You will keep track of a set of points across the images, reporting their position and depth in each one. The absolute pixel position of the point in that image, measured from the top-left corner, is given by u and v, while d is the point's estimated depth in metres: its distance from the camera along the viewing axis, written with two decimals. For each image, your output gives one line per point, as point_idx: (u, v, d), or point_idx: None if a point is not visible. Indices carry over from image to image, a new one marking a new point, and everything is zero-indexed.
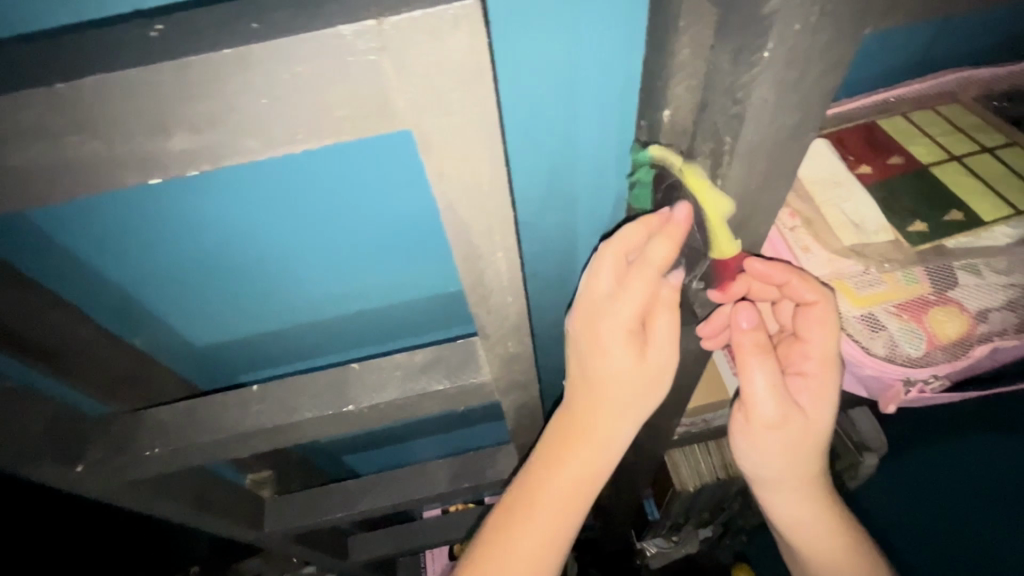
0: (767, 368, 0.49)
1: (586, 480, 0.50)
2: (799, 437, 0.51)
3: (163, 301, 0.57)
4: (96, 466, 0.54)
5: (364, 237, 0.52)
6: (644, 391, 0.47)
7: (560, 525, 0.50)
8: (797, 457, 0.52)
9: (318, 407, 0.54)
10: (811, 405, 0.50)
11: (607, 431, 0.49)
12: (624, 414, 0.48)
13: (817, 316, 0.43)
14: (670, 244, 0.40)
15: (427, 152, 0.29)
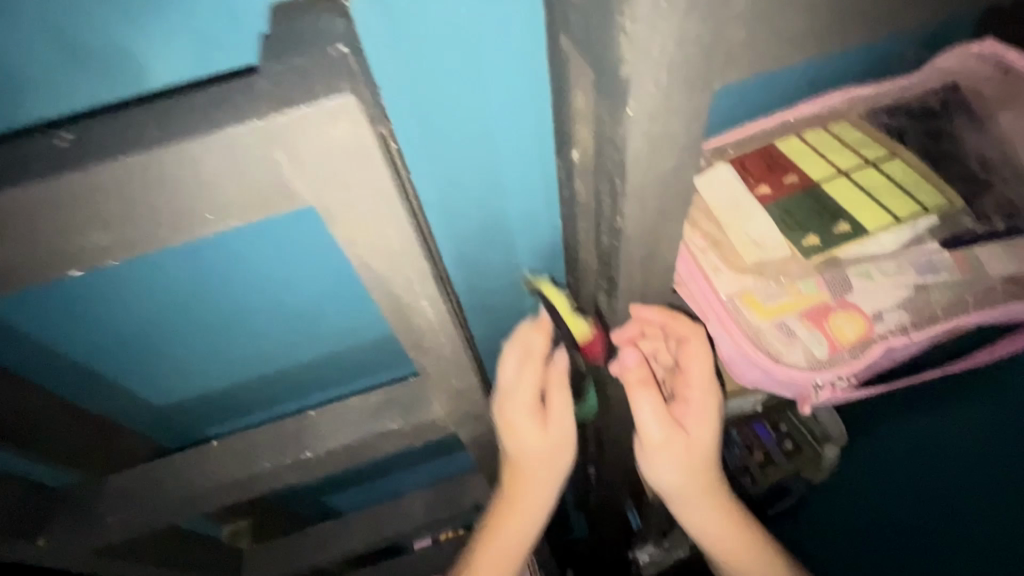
0: (652, 398, 0.52)
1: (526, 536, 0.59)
2: (690, 456, 0.53)
3: (115, 370, 0.58)
4: (57, 539, 0.54)
5: (303, 292, 0.54)
6: (554, 455, 0.56)
7: (506, 571, 0.59)
8: (694, 475, 0.54)
9: (276, 457, 0.56)
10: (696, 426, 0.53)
11: (528, 492, 0.58)
12: (542, 477, 0.57)
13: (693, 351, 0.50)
14: (542, 335, 0.54)
15: (333, 222, 0.32)
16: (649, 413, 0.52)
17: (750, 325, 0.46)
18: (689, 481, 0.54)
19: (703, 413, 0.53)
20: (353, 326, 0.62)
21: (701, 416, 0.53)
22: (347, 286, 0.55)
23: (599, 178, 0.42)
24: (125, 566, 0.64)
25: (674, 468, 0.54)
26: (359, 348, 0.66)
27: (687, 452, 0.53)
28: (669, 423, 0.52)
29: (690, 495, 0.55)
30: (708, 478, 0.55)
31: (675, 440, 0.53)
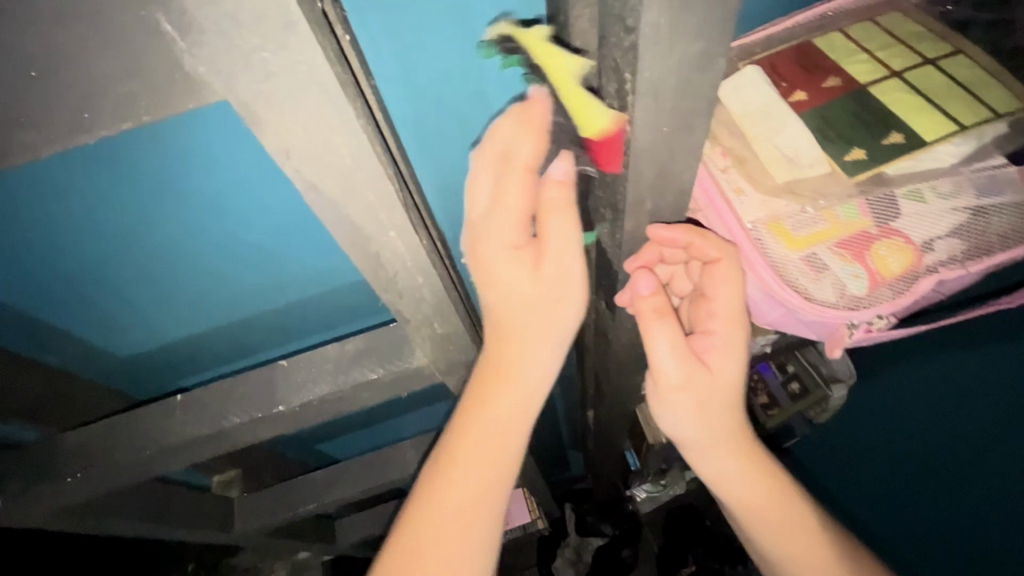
0: (669, 330, 0.46)
1: (513, 425, 0.47)
2: (709, 395, 0.49)
3: (60, 317, 0.52)
4: (18, 497, 0.51)
5: (258, 228, 0.47)
6: (552, 307, 0.44)
7: (487, 471, 0.47)
8: (711, 414, 0.50)
9: (246, 412, 0.51)
10: (719, 360, 0.47)
11: (523, 364, 0.46)
12: (539, 341, 0.45)
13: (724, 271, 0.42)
14: (532, 139, 0.36)
15: (258, 126, 0.24)
16: (665, 347, 0.46)
17: (778, 258, 0.39)
18: (706, 423, 0.50)
19: (727, 346, 0.47)
20: (322, 268, 0.55)
21: (726, 350, 0.47)
22: (306, 223, 0.48)
23: (602, 77, 0.34)
24: (102, 522, 0.61)
25: (690, 407, 0.49)
26: (332, 293, 0.60)
27: (706, 389, 0.48)
28: (687, 358, 0.47)
29: (706, 437, 0.51)
30: (727, 418, 0.50)
31: (693, 377, 0.47)
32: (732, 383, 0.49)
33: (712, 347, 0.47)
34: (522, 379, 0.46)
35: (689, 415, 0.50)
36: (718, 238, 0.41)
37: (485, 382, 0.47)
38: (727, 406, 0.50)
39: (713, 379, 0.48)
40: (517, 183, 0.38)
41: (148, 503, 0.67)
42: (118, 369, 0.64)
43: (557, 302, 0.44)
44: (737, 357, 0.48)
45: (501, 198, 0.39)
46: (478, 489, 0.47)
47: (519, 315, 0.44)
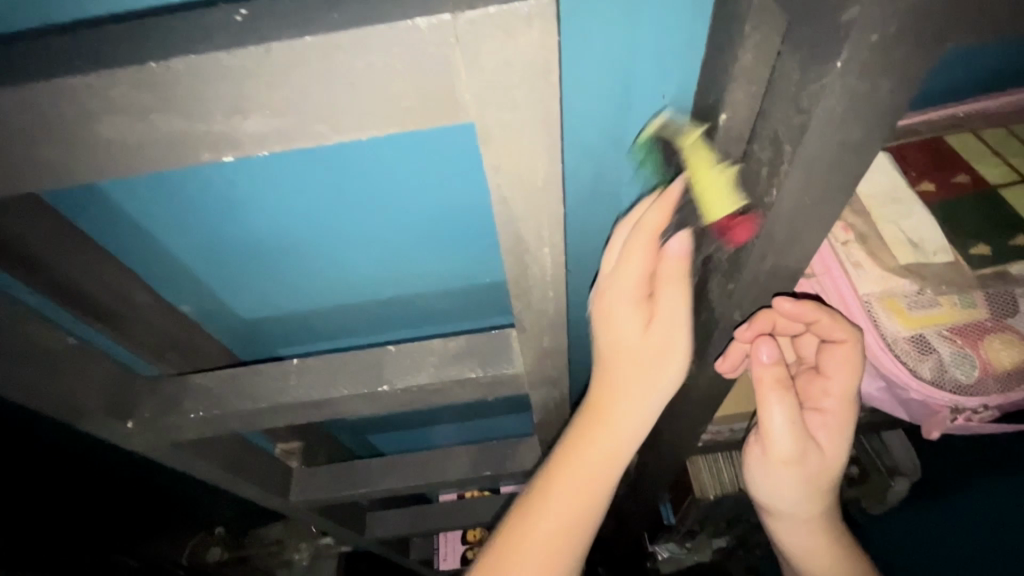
0: (787, 404, 0.52)
1: (627, 438, 0.51)
2: (812, 472, 0.54)
3: (211, 272, 0.60)
4: (145, 424, 0.56)
5: (412, 224, 0.54)
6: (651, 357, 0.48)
7: (602, 479, 0.51)
8: (808, 489, 0.55)
9: (354, 385, 0.56)
10: (826, 439, 0.53)
11: (629, 407, 0.50)
12: (639, 386, 0.50)
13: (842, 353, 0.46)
14: (663, 209, 0.42)
15: (486, 145, 0.29)
16: (781, 421, 0.52)
17: (890, 333, 0.41)
18: (801, 496, 0.55)
19: (836, 428, 0.53)
20: (453, 265, 0.62)
21: (835, 431, 0.53)
22: (473, 225, 0.55)
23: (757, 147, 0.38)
24: (193, 463, 0.67)
25: (791, 479, 0.55)
26: (446, 291, 0.67)
27: (811, 467, 0.54)
28: (800, 434, 0.52)
29: (794, 507, 0.56)
30: (823, 497, 0.56)
31: (803, 454, 0.53)
32: (834, 465, 0.54)
33: (821, 427, 0.53)
34: (637, 377, 0.50)
35: (787, 486, 0.55)
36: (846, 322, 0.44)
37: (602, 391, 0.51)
38: (824, 485, 0.55)
39: (819, 456, 0.54)
40: (644, 241, 0.44)
41: (230, 453, 0.72)
42: (234, 328, 0.71)
43: (659, 348, 0.49)
44: (842, 441, 0.54)
45: (626, 254, 0.45)
46: (592, 496, 0.50)
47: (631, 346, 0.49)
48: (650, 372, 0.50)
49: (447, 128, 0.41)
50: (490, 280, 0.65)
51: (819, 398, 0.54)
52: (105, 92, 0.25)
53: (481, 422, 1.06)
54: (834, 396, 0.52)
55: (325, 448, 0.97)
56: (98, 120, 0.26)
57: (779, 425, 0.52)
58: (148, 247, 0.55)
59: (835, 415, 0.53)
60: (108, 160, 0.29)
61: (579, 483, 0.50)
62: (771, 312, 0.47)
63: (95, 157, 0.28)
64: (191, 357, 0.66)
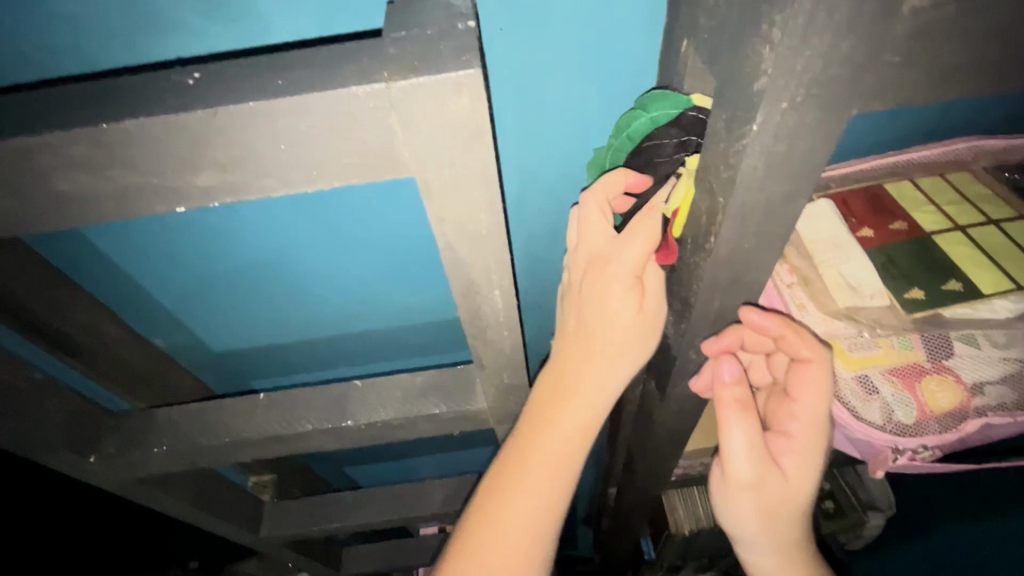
0: (747, 426, 0.50)
1: (594, 418, 0.49)
2: (776, 500, 0.52)
3: (181, 306, 0.60)
4: (107, 458, 0.56)
5: (378, 264, 0.56)
6: (635, 339, 0.47)
7: (566, 471, 0.48)
8: (773, 517, 0.53)
9: (319, 420, 0.56)
10: (792, 466, 0.51)
11: (600, 387, 0.48)
12: (618, 360, 0.47)
13: (811, 375, 0.42)
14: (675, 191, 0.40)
15: (428, 197, 0.31)
16: (741, 443, 0.51)
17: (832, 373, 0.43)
18: (765, 524, 0.53)
19: (804, 455, 0.51)
20: (421, 302, 0.63)
21: (805, 458, 0.51)
22: (437, 264, 0.56)
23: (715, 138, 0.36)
24: (158, 498, 0.66)
25: (754, 506, 0.53)
26: (416, 326, 0.68)
27: (774, 494, 0.52)
28: (761, 459, 0.51)
29: (759, 536, 0.54)
30: (792, 526, 0.54)
31: (765, 479, 0.51)
32: (802, 493, 0.52)
33: (787, 452, 0.51)
34: (578, 401, 0.48)
35: (751, 514, 0.53)
36: (812, 337, 0.42)
37: (540, 409, 0.49)
38: (790, 512, 0.53)
39: (784, 483, 0.52)
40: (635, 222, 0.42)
41: (198, 487, 0.72)
42: (206, 359, 0.71)
43: (649, 327, 0.47)
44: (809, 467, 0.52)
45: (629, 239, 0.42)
46: (550, 493, 0.47)
47: (609, 329, 0.46)
48: (599, 390, 0.48)
49: (400, 180, 0.43)
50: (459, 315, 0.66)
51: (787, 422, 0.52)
52: (60, 149, 0.27)
53: (459, 454, 1.06)
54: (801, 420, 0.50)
55: (299, 481, 0.95)
56: (54, 174, 0.28)
57: (738, 449, 0.51)
58: (118, 281, 0.56)
59: (803, 440, 0.51)
60: (65, 210, 0.30)
61: (508, 520, 0.47)
62: (734, 328, 0.46)
63: (50, 208, 0.30)
64: (160, 390, 0.66)
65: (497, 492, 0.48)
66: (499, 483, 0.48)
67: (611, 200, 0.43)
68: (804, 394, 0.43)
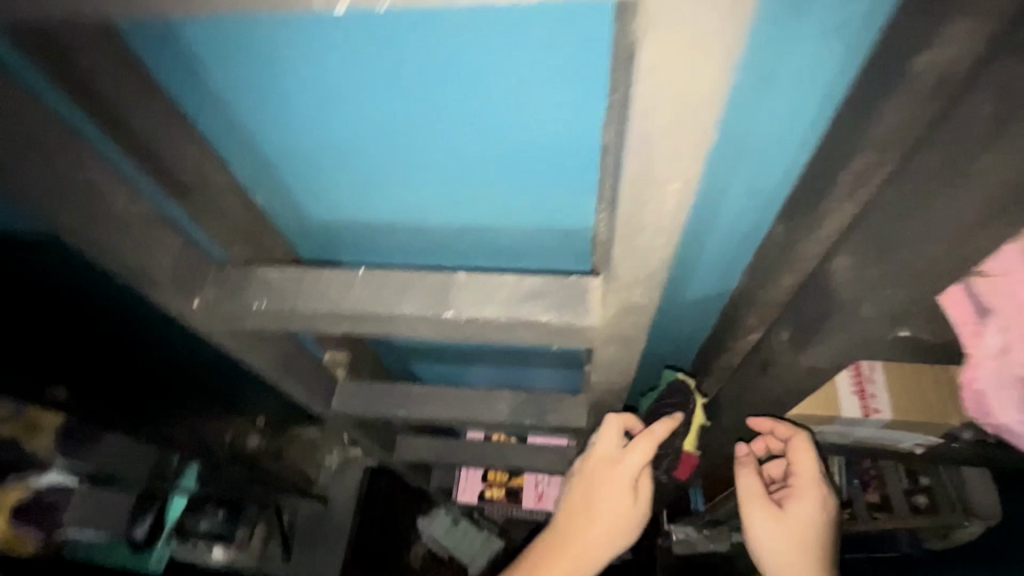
0: (754, 478, 0.74)
1: (591, 558, 0.74)
2: (786, 529, 0.73)
3: (280, 164, 0.56)
4: (210, 305, 0.57)
5: (508, 137, 0.48)
6: (623, 525, 0.73)
7: None
8: (788, 547, 0.73)
9: (418, 305, 0.52)
10: (795, 508, 0.73)
11: (598, 544, 0.73)
12: (614, 531, 0.73)
13: (799, 445, 0.72)
14: (668, 424, 0.69)
15: (646, 29, 0.23)
16: (750, 486, 0.74)
17: None
18: (783, 550, 0.73)
19: (805, 500, 0.73)
20: (540, 192, 0.56)
21: (804, 501, 0.73)
22: (577, 143, 0.48)
23: (853, 223, 0.44)
24: (250, 353, 0.67)
25: (770, 534, 0.73)
26: (524, 222, 0.62)
27: (784, 526, 0.73)
28: (765, 498, 0.73)
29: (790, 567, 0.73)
30: (805, 554, 0.72)
31: (772, 512, 0.73)
32: (807, 526, 0.73)
33: (792, 497, 0.73)
34: (579, 552, 0.73)
35: (770, 543, 0.73)
36: (795, 426, 0.72)
37: (554, 544, 0.74)
38: (803, 545, 0.73)
39: (789, 517, 0.73)
40: (638, 441, 0.70)
41: (283, 350, 0.73)
42: (298, 228, 0.68)
43: (634, 518, 0.73)
44: (809, 511, 0.73)
45: (633, 448, 0.70)
46: None
47: (608, 516, 0.72)
48: (596, 548, 0.73)
49: None
50: (570, 211, 0.59)
51: (791, 481, 0.74)
52: None
53: (522, 369, 1.03)
54: (800, 475, 0.73)
55: (369, 364, 0.97)
56: None
57: (749, 493, 0.74)
58: (229, 128, 0.51)
59: (804, 490, 0.73)
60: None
61: None
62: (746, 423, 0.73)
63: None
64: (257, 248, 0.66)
65: None
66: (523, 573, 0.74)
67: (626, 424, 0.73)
68: (799, 456, 0.72)
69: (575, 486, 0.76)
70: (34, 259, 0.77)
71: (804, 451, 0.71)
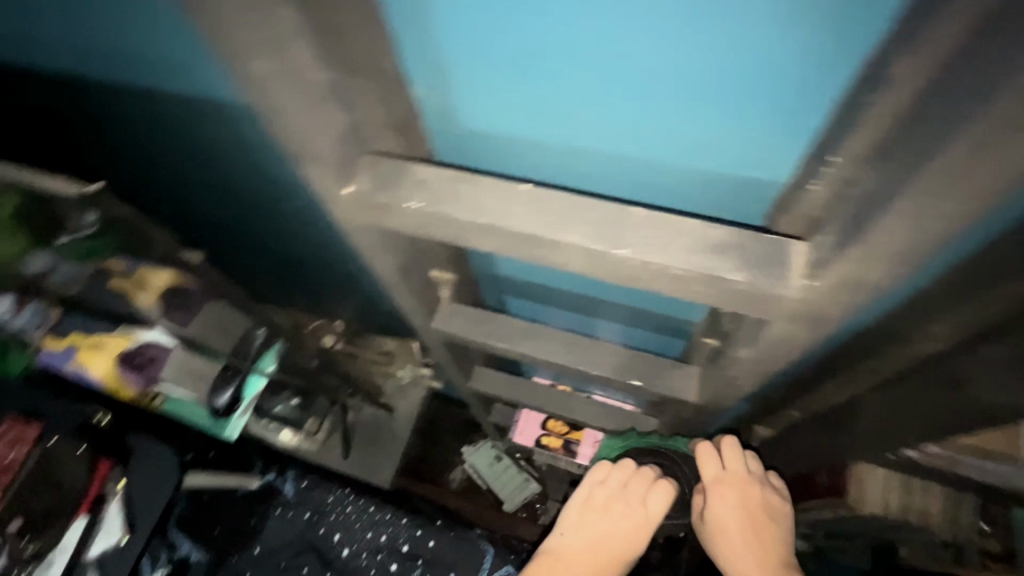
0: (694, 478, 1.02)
1: (620, 550, 0.99)
2: (712, 515, 0.97)
3: (450, 58, 0.50)
4: (359, 194, 0.54)
5: (745, 48, 0.39)
6: (644, 529, 0.99)
7: (609, 563, 0.99)
8: (712, 526, 0.98)
9: (585, 235, 0.47)
10: (716, 507, 0.97)
11: (627, 535, 0.99)
12: (637, 531, 0.99)
13: (725, 443, 1.00)
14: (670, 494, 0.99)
15: None
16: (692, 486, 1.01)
17: None
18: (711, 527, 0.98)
19: (722, 499, 0.97)
20: (743, 128, 0.47)
21: (721, 497, 0.96)
22: (826, 70, 0.40)
23: None
24: (379, 254, 0.65)
25: (702, 517, 0.99)
26: (701, 165, 0.53)
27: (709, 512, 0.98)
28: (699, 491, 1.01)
29: (740, 555, 0.96)
30: (726, 526, 0.97)
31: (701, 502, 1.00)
32: (725, 512, 0.96)
33: (714, 498, 0.97)
34: (614, 546, 0.99)
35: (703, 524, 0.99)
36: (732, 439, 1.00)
37: (594, 527, 1.00)
38: (726, 525, 0.96)
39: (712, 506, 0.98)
40: (655, 493, 0.99)
41: (406, 259, 0.70)
42: (441, 138, 0.63)
43: (648, 524, 0.99)
44: (724, 504, 0.96)
45: (651, 497, 0.98)
46: (602, 561, 0.98)
47: (615, 544, 0.99)
48: (625, 544, 0.99)
49: None
50: (766, 163, 0.50)
51: (715, 486, 0.97)
52: None
53: (624, 326, 0.97)
54: (723, 470, 0.99)
55: (470, 289, 0.95)
56: None
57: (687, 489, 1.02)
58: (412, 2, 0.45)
59: (723, 491, 0.96)
60: None
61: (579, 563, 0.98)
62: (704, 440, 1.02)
63: None
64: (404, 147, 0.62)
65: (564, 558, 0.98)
66: (572, 535, 1.01)
67: (649, 472, 1.01)
68: (724, 456, 0.99)
69: (581, 526, 1.01)
70: (170, 123, 0.75)
71: (722, 450, 0.99)
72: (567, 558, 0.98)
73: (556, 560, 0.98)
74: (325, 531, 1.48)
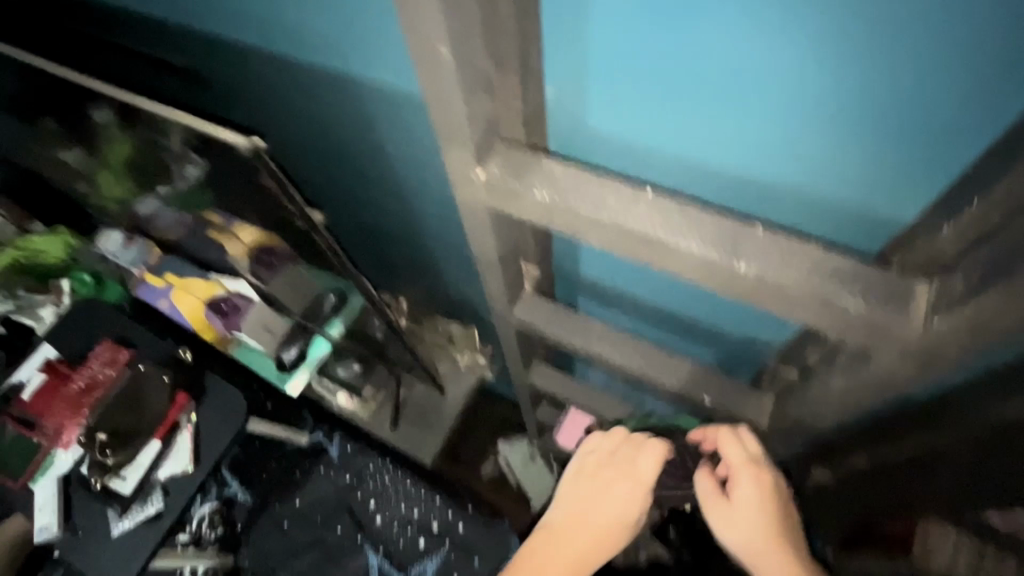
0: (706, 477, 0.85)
1: (617, 518, 0.90)
2: (740, 513, 0.81)
3: (596, 64, 0.53)
4: (491, 179, 0.58)
5: (906, 81, 0.41)
6: (643, 494, 0.90)
7: (607, 535, 0.89)
8: (741, 527, 0.80)
9: (707, 244, 0.49)
10: (741, 498, 0.82)
11: (624, 502, 0.90)
12: (634, 496, 0.90)
13: (729, 433, 0.86)
14: (666, 448, 0.89)
15: None
16: (705, 485, 0.84)
17: None
18: (742, 529, 0.80)
19: (751, 488, 0.82)
20: (881, 160, 0.48)
21: (749, 487, 0.82)
22: (986, 111, 0.40)
23: None
24: (488, 237, 0.70)
25: (728, 522, 0.81)
26: (824, 191, 0.54)
27: (732, 511, 0.82)
28: (717, 488, 0.83)
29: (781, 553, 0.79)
30: (760, 518, 0.81)
31: (724, 501, 0.82)
32: (752, 499, 0.82)
33: (740, 487, 0.83)
34: (610, 514, 0.90)
35: (730, 532, 0.81)
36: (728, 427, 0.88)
37: (587, 496, 0.92)
38: (761, 519, 0.81)
39: (735, 500, 0.82)
40: (646, 458, 0.90)
41: (507, 246, 0.75)
42: (560, 139, 0.65)
43: (647, 487, 0.90)
44: (749, 493, 0.82)
45: (640, 461, 0.90)
46: (600, 534, 0.89)
47: (611, 511, 0.90)
48: (623, 513, 0.90)
49: None
50: (898, 196, 0.51)
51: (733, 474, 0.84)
52: None
53: (698, 342, 0.96)
54: (736, 459, 0.85)
55: (550, 285, 0.99)
56: None
57: (704, 488, 0.84)
58: (574, 7, 0.48)
59: (746, 478, 0.83)
60: None
61: (575, 538, 0.89)
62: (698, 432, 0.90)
63: None
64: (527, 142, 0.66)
65: (556, 532, 0.89)
66: (562, 511, 0.92)
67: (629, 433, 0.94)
68: (727, 445, 0.86)
69: (572, 494, 0.93)
70: (305, 94, 0.82)
71: (730, 437, 0.86)
72: (561, 534, 0.89)
73: (546, 539, 0.89)
74: (362, 496, 1.58)
